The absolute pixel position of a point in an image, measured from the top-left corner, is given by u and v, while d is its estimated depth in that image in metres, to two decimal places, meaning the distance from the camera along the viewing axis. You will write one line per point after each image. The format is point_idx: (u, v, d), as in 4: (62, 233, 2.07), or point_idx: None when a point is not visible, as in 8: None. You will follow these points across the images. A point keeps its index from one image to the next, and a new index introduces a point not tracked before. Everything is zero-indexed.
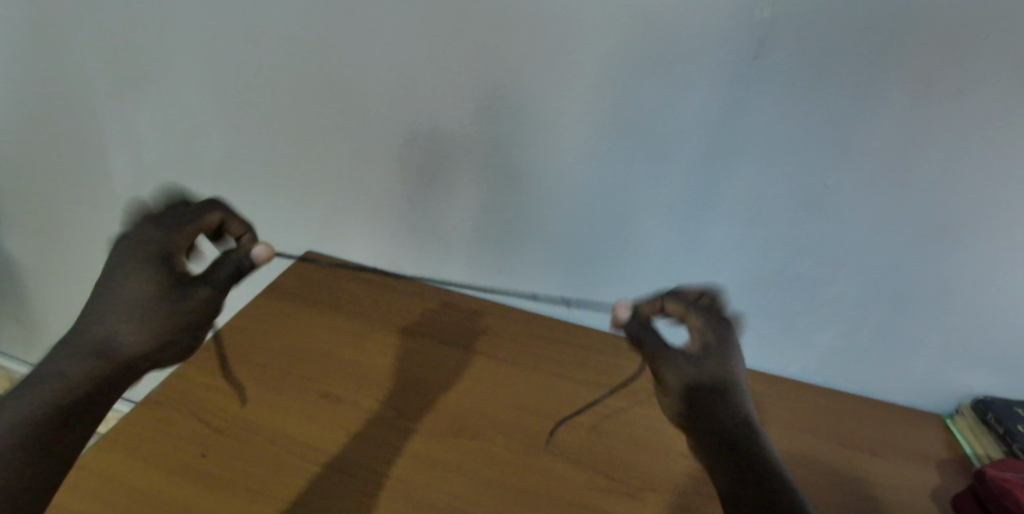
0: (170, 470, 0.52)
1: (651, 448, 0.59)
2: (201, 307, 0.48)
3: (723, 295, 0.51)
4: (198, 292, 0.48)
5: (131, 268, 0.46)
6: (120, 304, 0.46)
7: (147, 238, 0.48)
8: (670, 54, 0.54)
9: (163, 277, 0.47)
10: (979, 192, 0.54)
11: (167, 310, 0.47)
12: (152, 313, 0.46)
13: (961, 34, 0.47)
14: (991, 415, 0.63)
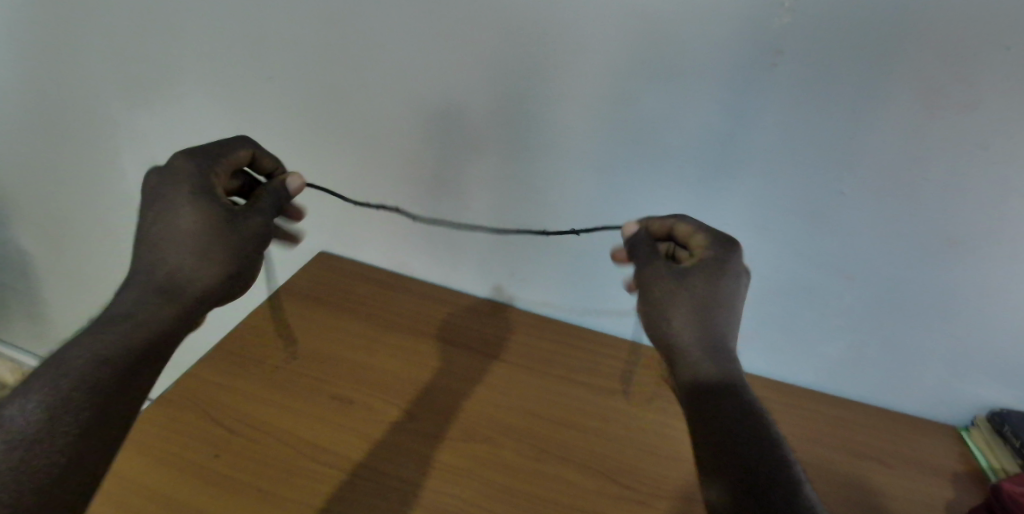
0: (186, 469, 0.53)
1: (660, 454, 0.59)
2: (257, 230, 0.52)
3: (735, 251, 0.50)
4: (251, 218, 0.52)
5: (183, 201, 0.49)
6: (175, 234, 0.49)
7: (190, 170, 0.50)
8: (683, 61, 0.54)
9: (211, 205, 0.50)
10: (993, 203, 0.53)
11: (225, 238, 0.50)
12: (214, 240, 0.50)
13: (982, 43, 0.46)
14: (1007, 427, 0.62)
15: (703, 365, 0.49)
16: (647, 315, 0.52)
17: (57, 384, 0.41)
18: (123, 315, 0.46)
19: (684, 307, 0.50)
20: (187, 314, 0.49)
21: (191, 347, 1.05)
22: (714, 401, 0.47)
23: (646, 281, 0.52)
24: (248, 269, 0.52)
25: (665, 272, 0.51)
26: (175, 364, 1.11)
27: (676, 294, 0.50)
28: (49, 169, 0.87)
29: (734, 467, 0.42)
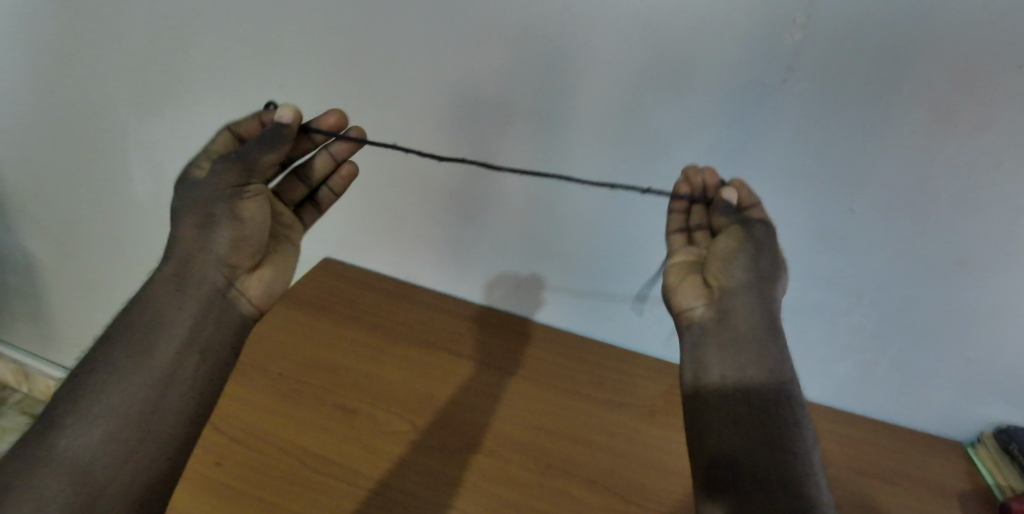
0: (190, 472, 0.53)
1: (665, 471, 0.59)
2: (222, 179, 0.48)
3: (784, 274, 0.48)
4: (213, 173, 0.48)
5: (175, 200, 0.49)
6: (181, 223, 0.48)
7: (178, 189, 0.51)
8: (693, 76, 0.54)
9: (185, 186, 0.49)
10: (1003, 223, 0.53)
11: (196, 206, 0.48)
12: (196, 213, 0.48)
13: (993, 63, 0.46)
14: (1014, 445, 0.61)
15: (765, 332, 0.45)
16: (736, 256, 0.48)
17: (89, 394, 0.42)
18: (138, 313, 0.45)
19: (773, 272, 0.47)
20: (191, 297, 0.46)
21: None
22: (776, 366, 0.44)
23: (748, 234, 0.48)
24: (235, 220, 0.47)
25: (772, 243, 0.48)
26: None
27: (773, 265, 0.47)
28: (57, 173, 0.87)
29: (773, 441, 0.41)
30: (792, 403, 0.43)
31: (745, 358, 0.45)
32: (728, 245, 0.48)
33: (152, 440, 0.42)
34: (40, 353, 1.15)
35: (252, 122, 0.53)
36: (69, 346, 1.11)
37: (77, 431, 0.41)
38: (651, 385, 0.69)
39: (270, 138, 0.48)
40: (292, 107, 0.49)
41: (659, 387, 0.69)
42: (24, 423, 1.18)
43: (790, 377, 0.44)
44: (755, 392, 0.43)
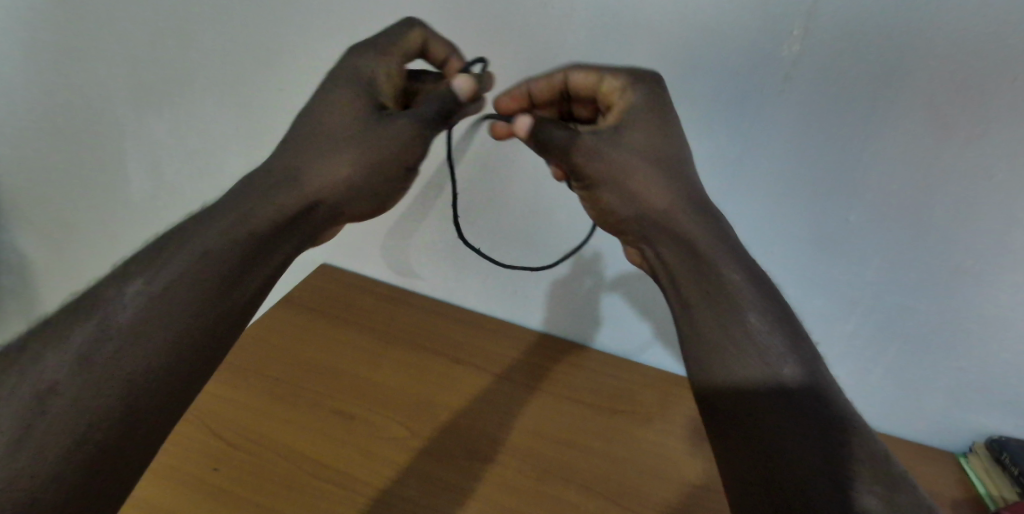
0: (162, 477, 0.53)
1: (664, 477, 0.59)
2: (399, 130, 0.44)
3: (648, 91, 0.47)
4: (394, 120, 0.44)
5: (331, 107, 0.45)
6: (324, 139, 0.44)
7: (356, 64, 0.47)
8: (693, 86, 0.55)
9: (363, 104, 0.45)
10: (996, 232, 0.53)
11: (352, 146, 0.44)
12: (342, 148, 0.44)
13: (986, 76, 0.47)
14: (1005, 454, 0.61)
15: (691, 269, 0.43)
16: (609, 204, 0.46)
17: (113, 294, 0.37)
18: (205, 225, 0.40)
19: (630, 188, 0.44)
20: (259, 227, 0.41)
21: None
22: (716, 310, 0.41)
23: (587, 174, 0.46)
24: (383, 177, 0.45)
25: (609, 151, 0.45)
26: None
27: (629, 176, 0.44)
28: (52, 171, 0.86)
29: (749, 399, 0.38)
30: (746, 337, 0.39)
31: (705, 330, 0.41)
32: (597, 199, 0.47)
33: (136, 377, 0.34)
34: None
35: (445, 52, 0.52)
36: None
37: (85, 330, 0.35)
38: (648, 391, 0.70)
39: (447, 111, 0.46)
40: (470, 89, 0.46)
41: (656, 394, 0.69)
42: None
43: (743, 301, 0.40)
44: (719, 351, 0.40)
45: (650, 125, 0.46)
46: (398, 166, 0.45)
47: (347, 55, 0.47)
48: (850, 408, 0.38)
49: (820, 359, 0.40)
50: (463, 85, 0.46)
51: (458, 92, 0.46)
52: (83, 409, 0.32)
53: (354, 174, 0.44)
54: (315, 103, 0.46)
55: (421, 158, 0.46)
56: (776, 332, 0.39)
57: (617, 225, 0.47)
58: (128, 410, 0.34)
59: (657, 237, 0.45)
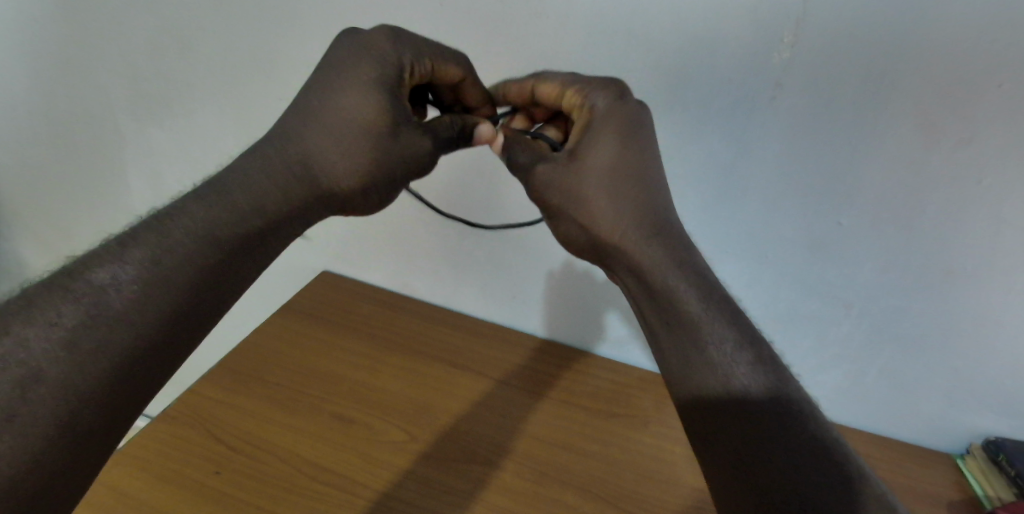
0: (160, 482, 0.53)
1: (663, 481, 0.59)
2: (416, 145, 0.46)
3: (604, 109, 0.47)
4: (417, 137, 0.46)
5: (354, 96, 0.44)
6: (344, 138, 0.44)
7: (389, 56, 0.45)
8: (686, 93, 0.56)
9: (391, 109, 0.44)
10: (986, 235, 0.54)
11: (374, 152, 0.45)
12: (363, 149, 0.44)
13: (973, 81, 0.48)
14: (1002, 455, 0.62)
15: (649, 294, 0.45)
16: (570, 232, 0.48)
17: (109, 274, 0.35)
18: (210, 212, 0.40)
19: (585, 215, 0.47)
20: (263, 224, 0.42)
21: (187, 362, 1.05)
22: (674, 335, 0.43)
23: (548, 202, 0.48)
24: (387, 182, 0.47)
25: (562, 178, 0.47)
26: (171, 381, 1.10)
27: (586, 201, 0.46)
28: (54, 179, 0.87)
29: (710, 416, 0.40)
30: (704, 355, 0.41)
31: (666, 352, 0.43)
32: (559, 226, 0.49)
33: (130, 358, 0.34)
34: None
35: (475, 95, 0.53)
36: None
37: (77, 310, 0.33)
38: (646, 395, 0.70)
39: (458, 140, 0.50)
40: (494, 138, 0.52)
41: (654, 397, 0.70)
42: None
43: (699, 321, 0.42)
44: (682, 373, 0.42)
45: (605, 142, 0.47)
46: (404, 178, 0.48)
47: (388, 43, 0.45)
48: (813, 410, 0.39)
49: (780, 364, 0.41)
50: (485, 131, 0.51)
51: (474, 135, 0.51)
52: (75, 396, 0.31)
53: (367, 181, 0.46)
54: (342, 87, 0.44)
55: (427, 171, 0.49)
56: (733, 346, 0.41)
57: (581, 254, 0.50)
58: (118, 398, 0.33)
59: (618, 265, 0.47)
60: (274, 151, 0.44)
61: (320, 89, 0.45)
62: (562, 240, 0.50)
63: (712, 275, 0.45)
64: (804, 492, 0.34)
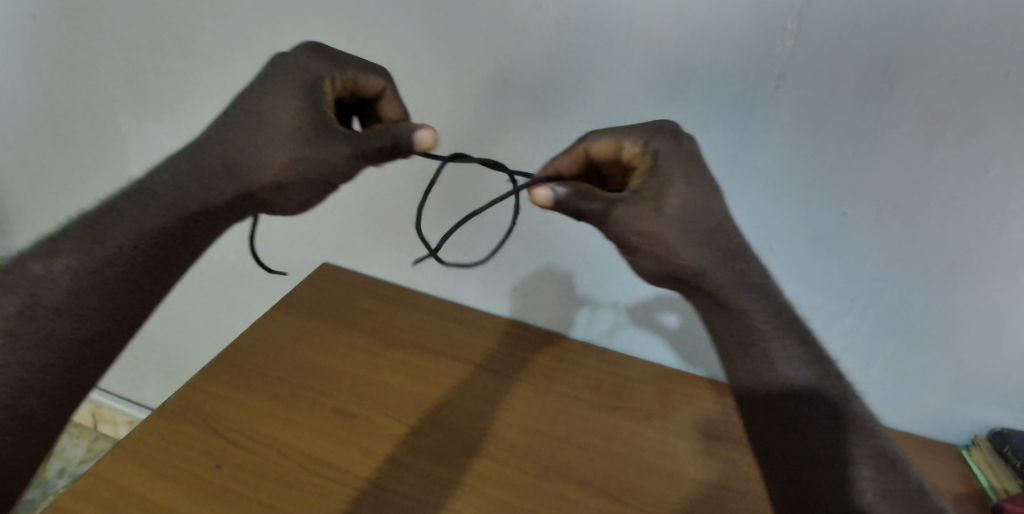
0: (160, 475, 0.54)
1: (663, 475, 0.59)
2: (328, 147, 0.40)
3: (675, 147, 0.44)
4: (334, 142, 0.40)
5: (267, 97, 0.41)
6: (256, 137, 0.41)
7: (306, 65, 0.43)
8: (689, 84, 0.55)
9: (307, 111, 0.41)
10: (994, 226, 0.53)
11: (287, 154, 0.40)
12: (270, 148, 0.41)
13: (980, 72, 0.47)
14: (1008, 446, 0.62)
15: (728, 322, 0.45)
16: (652, 269, 0.45)
17: (44, 267, 0.38)
18: (132, 208, 0.40)
19: (668, 257, 0.43)
20: (177, 220, 0.41)
21: (192, 356, 1.05)
22: (748, 356, 0.45)
23: (626, 247, 0.44)
24: (298, 181, 0.41)
25: (643, 222, 0.43)
26: (177, 376, 1.10)
27: (666, 244, 0.43)
28: (54, 177, 0.87)
29: (777, 424, 0.43)
30: (776, 374, 0.44)
31: (741, 372, 0.45)
32: (638, 266, 0.45)
33: (66, 348, 0.38)
34: None
35: (394, 114, 0.47)
36: None
37: (19, 302, 0.37)
38: (649, 388, 0.70)
39: (391, 149, 0.42)
40: (436, 144, 0.43)
41: (656, 390, 0.69)
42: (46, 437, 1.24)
43: (773, 345, 0.44)
44: (751, 390, 0.45)
45: (678, 183, 0.43)
46: (320, 182, 0.42)
47: (311, 56, 0.43)
48: (866, 420, 0.43)
49: (843, 380, 0.44)
50: (426, 136, 0.43)
51: (415, 142, 0.43)
52: (18, 380, 0.36)
53: (283, 181, 0.41)
54: (262, 95, 0.42)
55: (349, 180, 0.43)
56: (800, 361, 0.44)
57: (659, 284, 0.46)
58: (60, 377, 0.38)
59: (697, 293, 0.45)
60: (192, 150, 0.42)
61: (244, 96, 0.42)
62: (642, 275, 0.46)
63: (783, 297, 0.46)
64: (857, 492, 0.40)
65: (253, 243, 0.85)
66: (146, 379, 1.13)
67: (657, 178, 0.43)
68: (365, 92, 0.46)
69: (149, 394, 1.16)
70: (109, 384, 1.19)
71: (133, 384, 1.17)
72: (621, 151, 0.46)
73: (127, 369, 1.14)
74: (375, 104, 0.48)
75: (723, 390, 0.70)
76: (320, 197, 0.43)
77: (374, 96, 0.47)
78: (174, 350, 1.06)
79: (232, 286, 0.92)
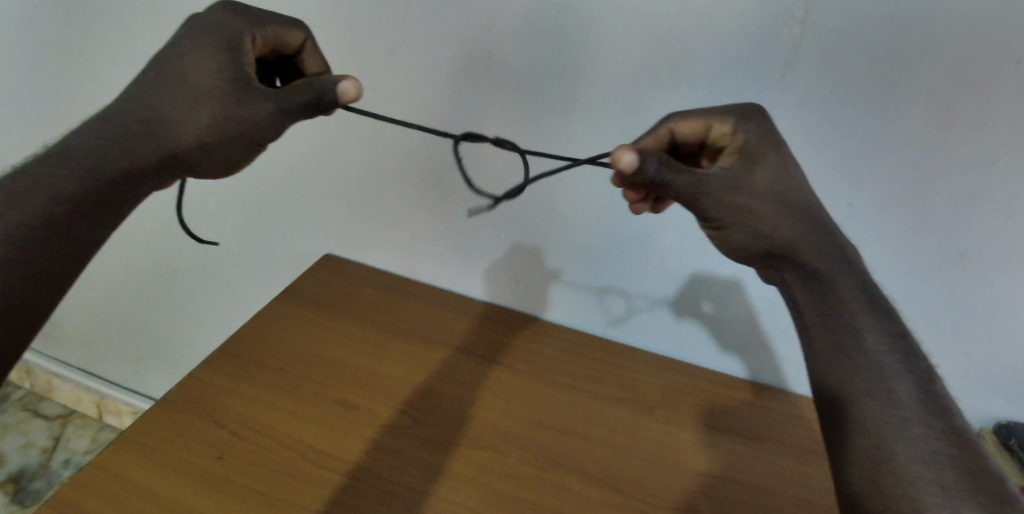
0: (166, 469, 0.53)
1: (664, 465, 0.59)
2: (250, 105, 0.42)
3: (765, 125, 0.45)
4: (257, 100, 0.42)
5: (193, 61, 0.43)
6: (182, 98, 0.43)
7: (226, 25, 0.44)
8: (694, 72, 0.54)
9: (228, 70, 0.43)
10: (1003, 217, 0.52)
11: (210, 112, 0.42)
12: (197, 108, 0.43)
13: (992, 60, 0.46)
14: (1014, 440, 0.61)
15: (812, 292, 0.44)
16: (736, 245, 0.45)
17: None
18: (57, 174, 0.41)
19: (759, 228, 0.43)
20: (104, 182, 0.43)
21: (195, 347, 1.06)
22: (828, 331, 0.43)
23: (718, 218, 0.43)
24: (223, 139, 0.43)
25: (738, 193, 0.43)
26: (181, 367, 1.11)
27: (759, 215, 0.43)
28: None
29: (853, 403, 0.41)
30: (855, 347, 0.42)
31: (821, 342, 0.43)
32: (726, 240, 0.45)
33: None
34: (52, 338, 1.19)
35: (315, 69, 0.50)
36: (88, 337, 1.15)
37: None
38: (651, 379, 0.69)
39: (315, 104, 0.44)
40: (360, 96, 0.44)
41: (658, 381, 0.69)
42: (57, 427, 1.26)
43: (857, 316, 0.42)
44: (829, 362, 0.42)
45: (769, 159, 0.44)
46: (249, 140, 0.44)
47: (228, 15, 0.45)
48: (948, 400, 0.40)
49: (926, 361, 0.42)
50: (348, 88, 0.43)
51: (337, 94, 0.44)
52: None
53: (207, 141, 0.43)
54: (181, 56, 0.43)
55: (275, 137, 0.45)
56: (885, 335, 0.42)
57: (745, 258, 0.46)
58: None
59: (782, 266, 0.45)
60: (115, 112, 0.44)
61: (164, 57, 0.44)
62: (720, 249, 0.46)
63: (868, 273, 0.45)
64: (940, 472, 0.37)
65: (257, 234, 0.85)
66: (151, 369, 1.14)
67: (749, 152, 0.44)
68: (286, 47, 0.49)
69: (153, 384, 1.17)
70: (116, 373, 1.20)
71: (137, 375, 1.17)
72: (707, 133, 0.47)
73: (132, 360, 1.15)
74: (298, 59, 0.50)
75: (728, 382, 0.70)
76: (249, 154, 0.45)
77: (295, 50, 0.50)
78: (178, 340, 1.06)
79: (235, 276, 0.92)
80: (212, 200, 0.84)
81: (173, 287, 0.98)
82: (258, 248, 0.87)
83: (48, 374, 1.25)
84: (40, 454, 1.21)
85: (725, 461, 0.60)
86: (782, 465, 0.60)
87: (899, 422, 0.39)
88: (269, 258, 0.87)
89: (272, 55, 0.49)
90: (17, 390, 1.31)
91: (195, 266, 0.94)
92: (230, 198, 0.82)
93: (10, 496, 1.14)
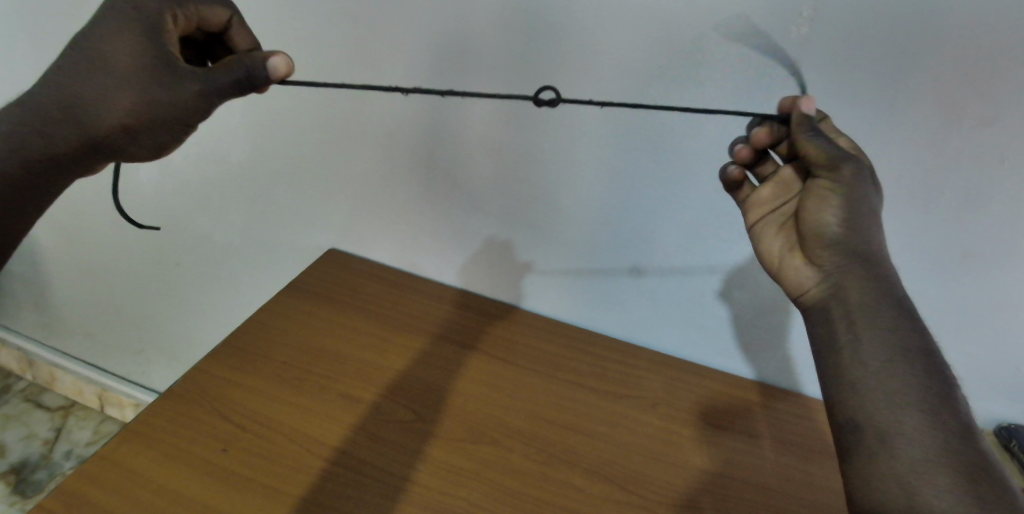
0: (169, 460, 0.54)
1: (667, 462, 0.59)
2: (176, 85, 0.43)
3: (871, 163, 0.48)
4: (183, 82, 0.43)
5: (114, 40, 0.43)
6: (104, 80, 0.43)
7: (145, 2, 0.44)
8: (701, 69, 0.54)
9: (148, 50, 0.43)
10: (1007, 216, 0.53)
11: (135, 94, 0.43)
12: (121, 91, 0.43)
13: (999, 58, 0.46)
14: (1015, 441, 0.61)
15: (867, 301, 0.43)
16: (826, 224, 0.45)
17: None
18: None
19: (863, 221, 0.44)
20: (26, 164, 0.44)
21: (198, 341, 1.06)
22: (871, 344, 0.41)
23: (843, 189, 0.44)
24: (152, 120, 0.44)
25: (867, 184, 0.44)
26: (184, 360, 1.11)
27: (870, 212, 0.44)
28: None
29: (882, 416, 0.39)
30: (898, 361, 0.40)
31: (867, 350, 0.41)
32: (829, 217, 0.45)
33: None
34: (58, 330, 1.19)
35: (244, 45, 0.52)
36: (91, 329, 1.15)
37: None
38: (653, 376, 0.69)
39: (243, 83, 0.45)
40: (293, 72, 0.46)
41: (661, 378, 0.69)
42: (58, 418, 1.26)
43: (901, 332, 0.41)
44: (863, 375, 0.41)
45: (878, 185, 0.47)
46: (176, 122, 0.44)
47: None
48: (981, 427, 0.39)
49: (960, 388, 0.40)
50: (278, 64, 0.45)
51: (269, 70, 0.45)
52: None
53: (133, 125, 0.44)
54: (97, 37, 0.43)
55: (204, 118, 0.45)
56: (927, 353, 0.40)
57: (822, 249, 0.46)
58: None
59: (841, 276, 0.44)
60: (37, 97, 0.44)
61: (84, 36, 0.44)
62: (808, 224, 0.47)
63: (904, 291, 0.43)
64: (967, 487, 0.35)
65: (261, 227, 0.85)
66: (155, 362, 1.14)
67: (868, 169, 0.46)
68: (211, 24, 0.50)
69: (156, 377, 1.17)
70: (119, 365, 1.20)
71: (140, 367, 1.18)
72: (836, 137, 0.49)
73: (135, 352, 1.15)
74: (227, 34, 0.52)
75: (731, 380, 0.70)
76: (181, 135, 0.46)
77: (222, 26, 0.51)
78: (181, 333, 1.07)
79: (239, 270, 0.92)
80: (216, 193, 0.84)
81: (177, 280, 0.99)
82: (262, 242, 0.87)
83: (50, 365, 1.25)
84: (42, 445, 1.21)
85: (725, 460, 0.60)
86: (783, 462, 0.60)
87: (923, 441, 0.37)
88: (273, 251, 0.87)
89: (199, 33, 0.51)
90: (19, 381, 1.32)
91: (199, 259, 0.94)
92: (235, 191, 0.82)
93: (11, 487, 1.13)
